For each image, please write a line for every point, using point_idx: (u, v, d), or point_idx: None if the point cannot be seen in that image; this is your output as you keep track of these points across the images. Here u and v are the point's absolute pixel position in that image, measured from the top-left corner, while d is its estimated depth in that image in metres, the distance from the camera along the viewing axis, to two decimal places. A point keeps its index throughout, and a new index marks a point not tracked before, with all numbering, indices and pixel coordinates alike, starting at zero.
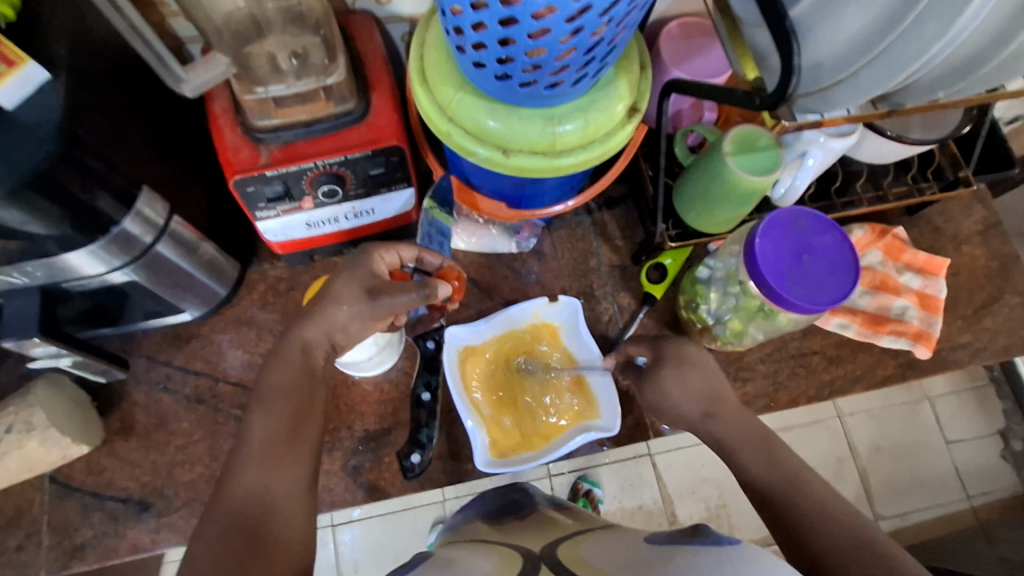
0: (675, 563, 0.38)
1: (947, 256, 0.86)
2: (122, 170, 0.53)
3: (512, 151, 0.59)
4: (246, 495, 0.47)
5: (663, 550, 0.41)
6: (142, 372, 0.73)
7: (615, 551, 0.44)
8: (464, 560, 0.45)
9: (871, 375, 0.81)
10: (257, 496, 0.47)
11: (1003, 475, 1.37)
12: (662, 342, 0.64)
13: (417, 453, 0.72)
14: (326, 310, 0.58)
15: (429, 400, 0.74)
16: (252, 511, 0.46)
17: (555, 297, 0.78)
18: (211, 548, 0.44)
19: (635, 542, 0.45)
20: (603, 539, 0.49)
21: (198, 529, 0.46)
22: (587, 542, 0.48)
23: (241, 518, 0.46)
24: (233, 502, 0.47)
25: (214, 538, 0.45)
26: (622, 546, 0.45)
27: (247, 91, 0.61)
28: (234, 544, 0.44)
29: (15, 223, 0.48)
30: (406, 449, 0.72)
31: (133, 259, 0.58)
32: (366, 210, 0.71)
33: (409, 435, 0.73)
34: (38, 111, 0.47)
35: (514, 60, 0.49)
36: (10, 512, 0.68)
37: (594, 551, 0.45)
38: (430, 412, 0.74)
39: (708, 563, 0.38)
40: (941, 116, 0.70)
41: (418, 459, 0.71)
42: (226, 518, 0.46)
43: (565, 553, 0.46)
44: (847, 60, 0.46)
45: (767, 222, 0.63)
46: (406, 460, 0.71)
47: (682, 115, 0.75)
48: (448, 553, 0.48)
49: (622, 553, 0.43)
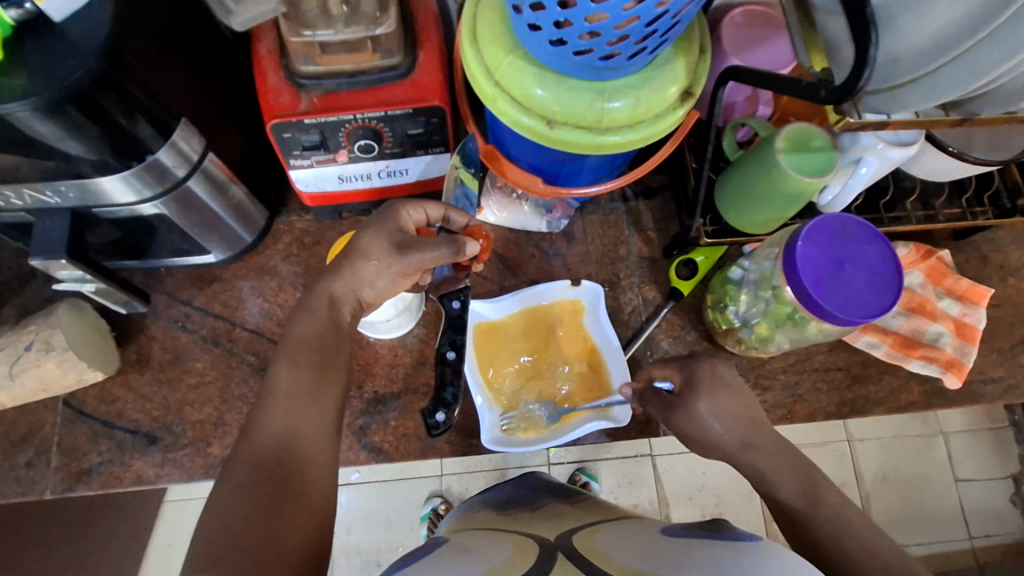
0: (695, 556, 0.40)
1: (992, 286, 0.82)
2: (163, 100, 0.53)
3: (556, 123, 0.57)
4: (271, 441, 0.47)
5: (681, 543, 0.43)
6: (163, 309, 0.73)
7: (634, 543, 0.45)
8: (480, 547, 0.45)
9: (895, 399, 0.78)
10: (282, 444, 0.47)
11: (1009, 520, 1.34)
12: (695, 365, 0.60)
13: (441, 411, 0.71)
14: (353, 265, 0.56)
15: (453, 358, 0.73)
16: (277, 457, 0.46)
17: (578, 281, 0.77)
18: (235, 495, 0.44)
19: (652, 532, 0.47)
20: (620, 528, 0.49)
21: (224, 469, 0.46)
22: (604, 532, 0.48)
23: (264, 464, 0.46)
24: (258, 447, 0.47)
25: (240, 484, 0.45)
26: (637, 537, 0.46)
27: (294, 33, 0.58)
28: (256, 494, 0.44)
29: (52, 136, 0.48)
30: (430, 407, 0.71)
31: (165, 192, 0.57)
32: (400, 169, 0.70)
33: (432, 394, 0.72)
34: (85, 25, 0.46)
35: (572, 25, 0.47)
36: (23, 430, 0.69)
37: (611, 545, 0.45)
38: (455, 370, 0.73)
39: (725, 554, 0.40)
40: (1008, 137, 0.66)
41: (443, 418, 0.71)
42: (251, 465, 0.46)
43: (581, 543, 0.46)
44: (928, 56, 0.44)
45: (811, 226, 0.61)
46: (430, 417, 0.71)
47: (736, 107, 0.72)
48: (464, 539, 0.49)
49: (640, 545, 0.44)
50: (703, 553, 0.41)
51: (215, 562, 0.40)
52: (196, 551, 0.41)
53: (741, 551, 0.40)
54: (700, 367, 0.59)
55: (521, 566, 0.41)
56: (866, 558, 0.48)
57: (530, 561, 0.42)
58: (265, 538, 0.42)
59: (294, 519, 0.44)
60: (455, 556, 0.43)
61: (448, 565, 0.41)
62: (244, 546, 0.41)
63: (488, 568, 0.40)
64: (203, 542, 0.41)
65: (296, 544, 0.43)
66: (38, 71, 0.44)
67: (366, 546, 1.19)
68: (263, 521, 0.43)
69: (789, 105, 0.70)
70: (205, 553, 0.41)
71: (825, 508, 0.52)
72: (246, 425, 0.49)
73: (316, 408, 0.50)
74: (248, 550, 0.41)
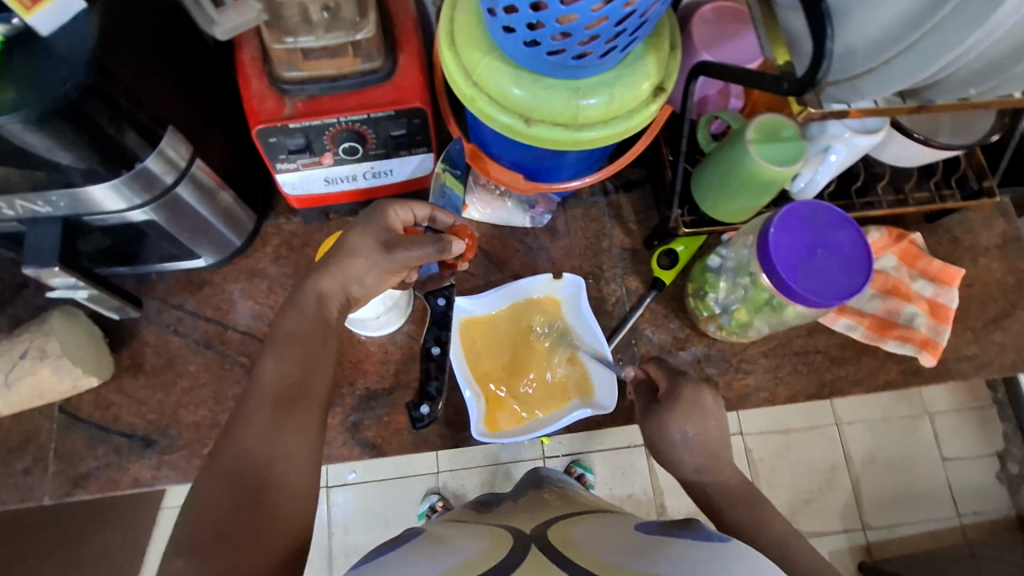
0: (669, 551, 0.42)
1: (963, 267, 0.85)
2: (150, 109, 0.54)
3: (534, 120, 0.59)
4: (257, 428, 0.49)
5: (656, 539, 0.45)
6: (155, 314, 0.75)
7: (608, 537, 0.47)
8: (455, 539, 0.47)
9: (873, 378, 0.80)
10: (266, 433, 0.49)
11: (994, 496, 1.38)
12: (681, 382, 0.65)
13: (426, 404, 0.72)
14: (342, 262, 0.58)
15: (438, 353, 0.74)
16: (263, 445, 0.48)
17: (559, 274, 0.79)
18: (219, 480, 0.46)
19: (628, 528, 0.49)
20: (597, 522, 0.51)
21: (213, 453, 0.48)
22: (583, 525, 0.50)
23: (249, 449, 0.48)
24: (242, 434, 0.49)
25: (225, 470, 0.47)
26: (614, 531, 0.48)
27: (277, 40, 0.60)
28: (239, 484, 0.46)
29: (42, 147, 0.49)
30: (415, 400, 0.72)
31: (153, 199, 0.59)
32: (385, 170, 0.72)
33: (418, 388, 0.74)
34: (71, 38, 0.47)
35: (545, 26, 0.49)
36: (19, 437, 0.70)
37: (587, 536, 0.47)
38: (440, 365, 0.74)
39: (699, 552, 0.43)
40: (970, 122, 0.70)
41: (427, 410, 0.72)
42: (235, 454, 0.47)
43: (557, 534, 0.48)
44: (881, 47, 0.46)
45: (783, 214, 0.63)
46: (415, 410, 0.72)
47: (708, 101, 0.74)
48: (439, 530, 0.51)
49: (614, 540, 0.46)
50: (674, 550, 0.43)
51: (196, 546, 0.43)
52: (180, 534, 0.44)
53: (713, 552, 0.43)
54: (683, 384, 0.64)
55: (495, 557, 0.43)
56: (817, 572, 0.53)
57: (502, 552, 0.44)
58: (248, 525, 0.44)
59: (275, 507, 0.46)
60: (429, 547, 0.45)
61: (424, 556, 0.43)
62: (220, 531, 0.43)
63: (459, 561, 0.42)
64: (187, 525, 0.44)
65: (280, 536, 0.45)
66: (27, 84, 0.46)
67: (365, 545, 1.26)
68: (246, 506, 0.45)
69: (760, 98, 0.72)
70: (188, 535, 0.43)
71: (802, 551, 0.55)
72: (233, 413, 0.51)
73: (306, 404, 0.52)
74: (229, 535, 0.43)
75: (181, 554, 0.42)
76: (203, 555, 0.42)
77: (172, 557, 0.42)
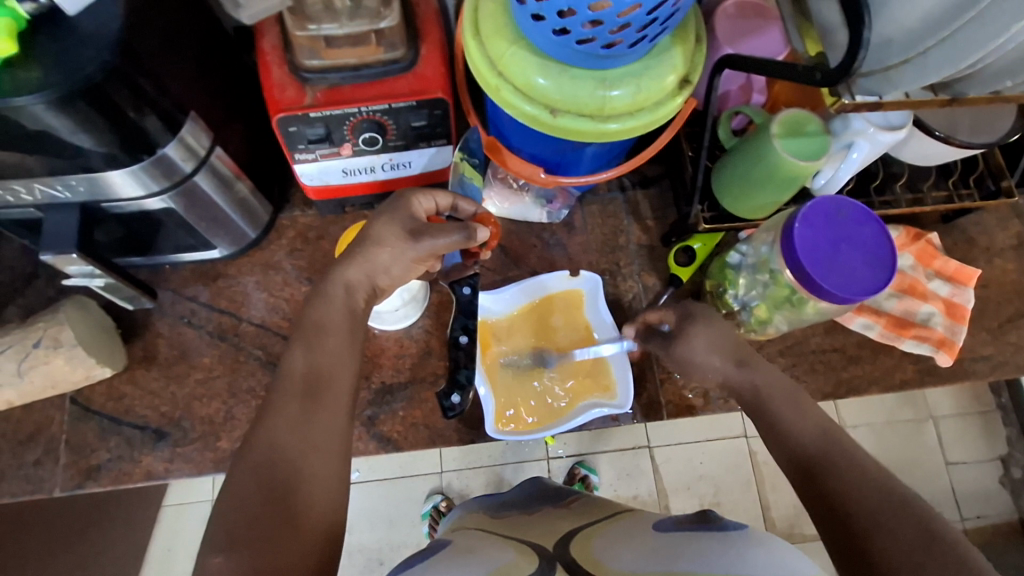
0: (687, 549, 0.42)
1: (979, 267, 0.85)
2: (173, 94, 0.53)
3: (559, 112, 0.59)
4: (288, 425, 0.48)
5: (672, 537, 0.44)
6: (168, 305, 0.74)
7: (627, 541, 0.46)
8: (483, 548, 0.47)
9: (890, 377, 0.80)
10: (301, 431, 0.48)
11: (999, 500, 1.37)
12: (688, 311, 0.64)
13: (457, 393, 0.71)
14: (368, 251, 0.57)
15: (465, 342, 0.73)
16: (296, 443, 0.47)
17: (577, 271, 0.79)
18: (249, 478, 0.45)
19: (644, 529, 0.48)
20: (615, 530, 0.50)
21: (244, 446, 0.48)
22: (601, 537, 0.48)
23: (278, 448, 0.47)
24: (274, 431, 0.48)
25: (255, 467, 0.46)
26: (631, 535, 0.47)
27: (300, 27, 0.59)
28: (273, 479, 0.45)
29: (64, 130, 0.48)
30: (445, 389, 0.72)
31: (172, 186, 0.58)
32: (403, 162, 0.71)
33: (447, 377, 0.72)
34: (99, 19, 0.46)
35: (576, 14, 0.49)
36: (29, 429, 0.69)
37: (607, 547, 0.46)
38: (468, 354, 0.73)
39: (714, 546, 0.41)
40: (992, 121, 0.69)
41: (458, 400, 0.71)
42: (267, 448, 0.47)
43: (579, 551, 0.46)
44: (919, 36, 0.46)
45: (807, 209, 0.63)
46: (446, 399, 0.71)
47: (730, 96, 0.74)
48: (464, 540, 0.50)
49: (633, 543, 0.45)
50: (694, 546, 0.42)
51: (234, 542, 0.42)
52: (214, 530, 0.43)
53: (726, 541, 0.42)
54: (697, 309, 0.64)
55: (524, 567, 0.42)
56: (854, 475, 0.50)
57: (530, 563, 0.43)
58: (286, 517, 0.44)
59: (309, 503, 0.46)
60: (458, 556, 0.44)
61: (452, 565, 0.43)
62: (259, 526, 0.43)
63: (492, 568, 0.42)
64: (223, 520, 0.43)
65: (316, 527, 0.45)
66: (53, 65, 0.45)
67: (368, 545, 1.25)
68: (281, 497, 0.45)
69: (781, 93, 0.72)
70: (224, 532, 0.43)
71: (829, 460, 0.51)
72: (262, 409, 0.50)
73: (334, 397, 0.51)
74: (265, 531, 0.43)
75: (218, 551, 0.42)
76: (241, 551, 0.42)
77: (209, 554, 0.42)
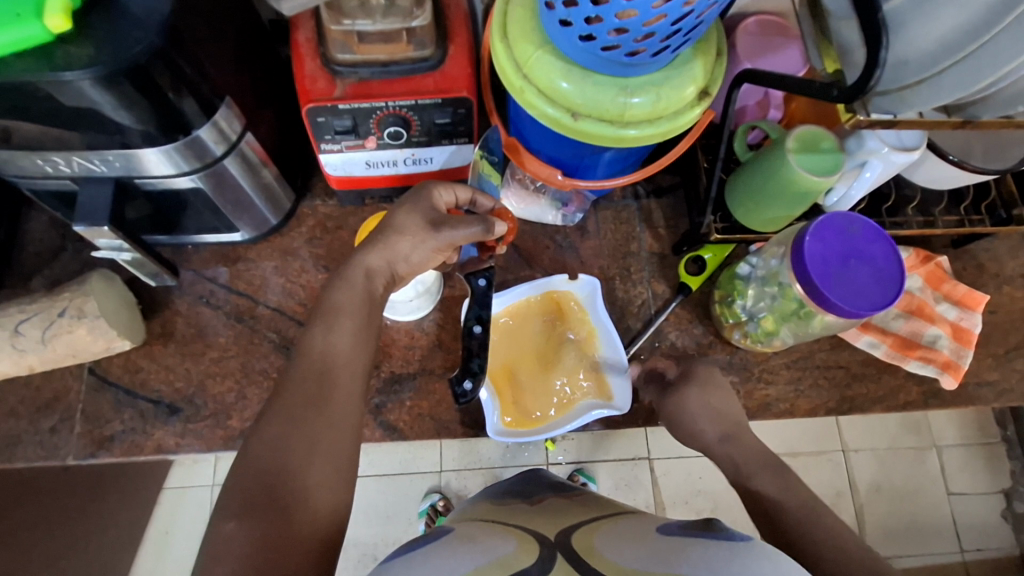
0: (691, 554, 0.42)
1: (987, 293, 0.85)
2: (211, 78, 0.56)
3: (580, 115, 0.60)
4: (304, 400, 0.50)
5: (676, 542, 0.45)
6: (188, 284, 0.76)
7: (628, 540, 0.47)
8: (484, 538, 0.48)
9: (893, 398, 0.80)
10: (315, 407, 0.50)
11: (1000, 535, 1.36)
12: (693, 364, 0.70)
13: (469, 381, 0.69)
14: (388, 239, 0.59)
15: (479, 332, 0.70)
16: (312, 420, 0.49)
17: (575, 275, 0.79)
18: (266, 446, 0.47)
19: (648, 531, 0.48)
20: (619, 527, 0.51)
21: (261, 418, 0.49)
22: (603, 531, 0.50)
23: (293, 423, 0.48)
24: (290, 407, 0.49)
25: (272, 438, 0.47)
26: (633, 533, 0.48)
27: (335, 21, 0.61)
28: (287, 451, 0.47)
29: (107, 106, 0.50)
30: (457, 375, 0.69)
31: (202, 167, 0.60)
32: (425, 158, 0.73)
33: (460, 364, 0.70)
34: (148, 3, 0.49)
35: (603, 21, 0.50)
36: (47, 396, 0.71)
37: (609, 542, 0.47)
38: (482, 344, 0.70)
39: (719, 554, 0.42)
40: (1005, 149, 0.70)
41: (470, 387, 0.68)
42: (282, 425, 0.48)
43: (580, 542, 0.47)
44: (935, 59, 0.48)
45: (818, 224, 0.64)
46: (458, 386, 0.69)
47: (747, 111, 0.76)
48: (467, 529, 0.51)
49: (633, 543, 0.46)
50: (695, 551, 0.43)
51: (247, 508, 0.44)
52: (229, 497, 0.45)
53: (732, 549, 0.42)
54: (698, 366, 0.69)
55: (523, 558, 0.43)
56: (833, 538, 0.53)
57: (530, 557, 0.43)
58: (295, 490, 0.46)
59: (319, 477, 0.47)
60: (459, 545, 0.45)
61: (453, 553, 0.44)
62: (271, 493, 0.45)
63: (491, 560, 0.42)
64: (239, 487, 0.45)
65: (323, 501, 0.47)
66: (102, 43, 0.47)
67: (364, 539, 1.26)
68: (293, 470, 0.46)
69: (797, 109, 0.75)
70: (240, 500, 0.44)
71: (825, 529, 0.54)
72: (280, 386, 0.51)
73: (349, 378, 0.53)
74: (276, 500, 0.45)
75: (231, 517, 0.43)
76: (254, 519, 0.44)
77: (222, 520, 0.44)
